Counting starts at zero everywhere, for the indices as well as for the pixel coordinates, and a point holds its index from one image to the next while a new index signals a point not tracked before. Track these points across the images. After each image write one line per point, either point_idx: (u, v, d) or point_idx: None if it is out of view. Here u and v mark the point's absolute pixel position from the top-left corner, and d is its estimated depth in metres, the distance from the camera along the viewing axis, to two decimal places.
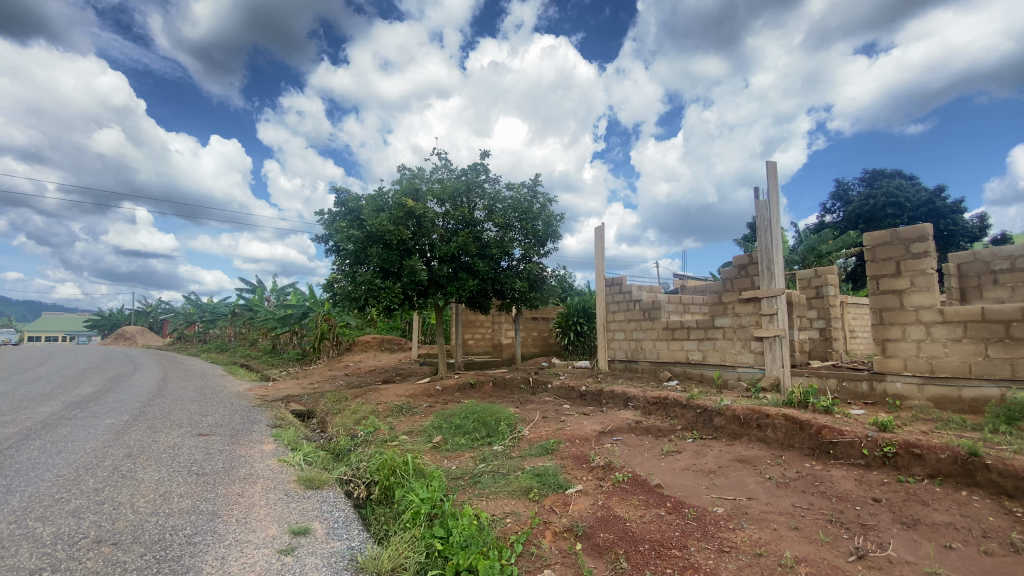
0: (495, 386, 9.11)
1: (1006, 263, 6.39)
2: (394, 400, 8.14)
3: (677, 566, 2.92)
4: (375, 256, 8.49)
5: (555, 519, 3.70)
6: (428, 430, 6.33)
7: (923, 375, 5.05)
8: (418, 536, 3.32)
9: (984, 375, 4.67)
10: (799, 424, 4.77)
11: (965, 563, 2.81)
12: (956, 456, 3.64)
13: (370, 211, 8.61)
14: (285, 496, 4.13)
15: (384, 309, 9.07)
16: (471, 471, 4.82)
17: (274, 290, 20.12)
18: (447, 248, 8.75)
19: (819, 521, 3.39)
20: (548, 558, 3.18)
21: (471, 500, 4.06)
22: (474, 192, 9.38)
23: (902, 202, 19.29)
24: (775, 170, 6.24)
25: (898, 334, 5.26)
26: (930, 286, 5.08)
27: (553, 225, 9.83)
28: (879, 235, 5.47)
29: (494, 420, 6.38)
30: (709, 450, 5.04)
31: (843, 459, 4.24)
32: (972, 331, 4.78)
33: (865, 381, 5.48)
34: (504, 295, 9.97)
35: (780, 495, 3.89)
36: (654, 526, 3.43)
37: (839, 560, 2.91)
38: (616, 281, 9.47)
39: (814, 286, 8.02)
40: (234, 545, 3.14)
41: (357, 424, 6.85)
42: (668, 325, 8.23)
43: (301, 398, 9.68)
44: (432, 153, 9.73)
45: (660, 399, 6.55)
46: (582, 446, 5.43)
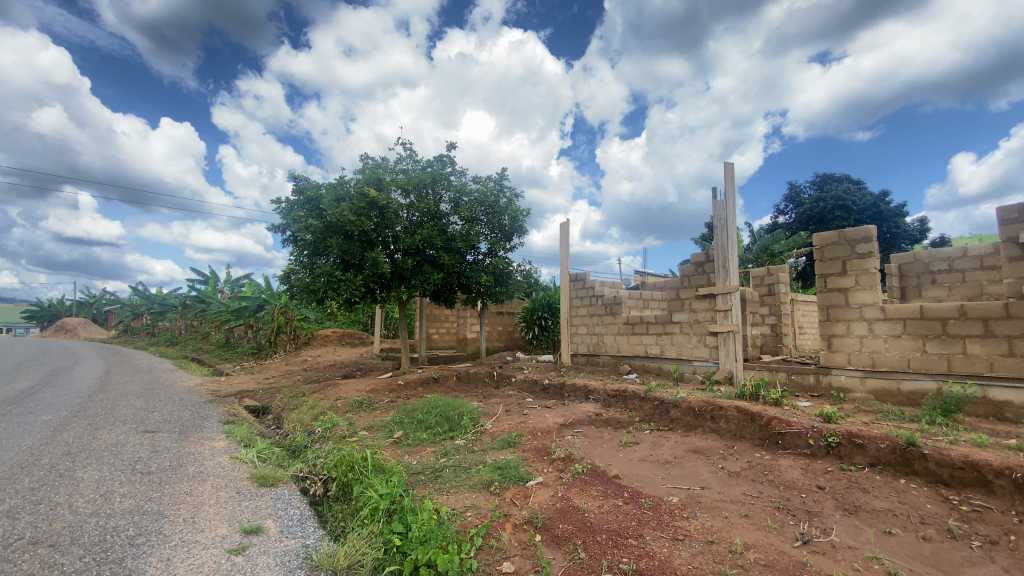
0: (459, 380, 9.06)
1: (944, 264, 6.83)
2: (354, 395, 7.98)
3: (633, 554, 2.98)
4: (336, 247, 8.27)
5: (515, 512, 3.72)
6: (388, 425, 6.23)
7: (865, 369, 5.37)
8: (376, 532, 3.27)
9: (922, 370, 4.97)
10: (750, 416, 4.98)
11: (904, 547, 2.98)
12: (895, 445, 3.85)
13: (330, 200, 8.36)
14: (236, 494, 3.97)
15: (345, 302, 8.85)
16: (433, 466, 4.78)
17: (228, 281, 19.33)
18: (411, 240, 8.61)
19: (768, 508, 3.55)
20: (507, 550, 3.20)
21: (432, 495, 4.03)
22: (440, 184, 9.28)
23: (850, 205, 20.35)
24: (732, 171, 6.45)
25: (843, 330, 5.55)
26: (873, 285, 5.39)
27: (519, 220, 9.84)
28: (827, 235, 5.74)
29: (457, 414, 6.36)
30: (666, 441, 5.18)
31: (790, 448, 4.45)
32: (911, 328, 5.07)
33: (812, 374, 5.77)
34: (469, 289, 9.92)
35: (732, 484, 4.05)
36: (612, 516, 3.50)
37: (786, 545, 3.05)
38: (580, 277, 9.58)
39: (767, 283, 8.37)
40: (182, 546, 3.01)
41: (315, 420, 6.67)
42: (629, 320, 8.40)
43: (256, 393, 9.36)
44: (397, 143, 9.52)
45: (620, 392, 6.69)
46: (544, 438, 5.48)
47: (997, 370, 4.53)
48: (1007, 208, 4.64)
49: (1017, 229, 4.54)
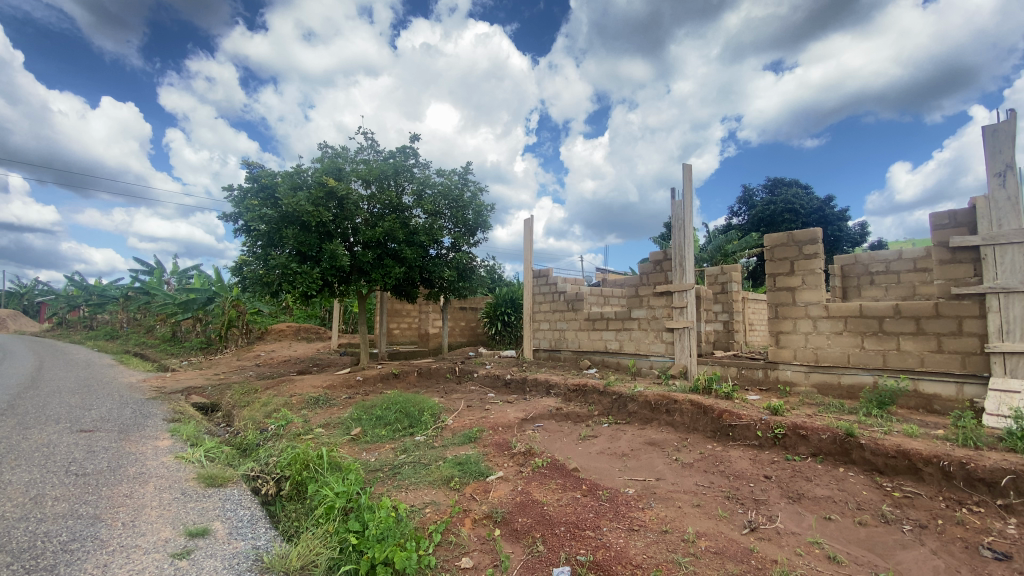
0: (420, 375, 8.96)
1: (881, 266, 7.27)
2: (310, 391, 7.73)
3: (590, 545, 3.03)
4: (291, 237, 7.98)
5: (475, 507, 3.71)
6: (346, 422, 6.07)
7: (809, 363, 5.66)
8: (331, 532, 3.18)
9: (861, 364, 5.28)
10: (703, 409, 5.15)
11: (842, 532, 3.17)
12: (835, 436, 4.08)
13: (286, 189, 8.05)
14: (181, 496, 3.78)
15: (301, 295, 8.56)
16: (391, 463, 4.69)
17: (175, 272, 18.34)
18: (372, 232, 8.40)
19: (718, 497, 3.69)
20: (466, 545, 3.19)
21: (390, 492, 3.96)
22: (403, 176, 9.11)
23: (798, 208, 21.36)
24: (690, 172, 6.63)
25: (790, 327, 5.83)
26: (818, 285, 5.67)
27: (483, 215, 9.79)
28: (777, 236, 6.00)
29: (417, 410, 6.28)
30: (623, 434, 5.31)
31: (740, 440, 4.64)
32: (852, 325, 5.37)
33: (761, 369, 6.05)
34: (432, 284, 9.80)
35: (685, 474, 4.19)
36: (570, 509, 3.55)
37: (735, 533, 3.18)
38: (543, 273, 9.64)
39: (720, 281, 8.68)
40: (121, 551, 2.83)
41: (268, 417, 6.44)
42: (590, 316, 8.53)
43: (205, 390, 8.93)
44: (357, 132, 9.25)
45: (580, 386, 6.80)
46: (505, 433, 5.49)
47: (927, 365, 4.85)
48: (939, 214, 4.96)
49: (947, 234, 4.87)
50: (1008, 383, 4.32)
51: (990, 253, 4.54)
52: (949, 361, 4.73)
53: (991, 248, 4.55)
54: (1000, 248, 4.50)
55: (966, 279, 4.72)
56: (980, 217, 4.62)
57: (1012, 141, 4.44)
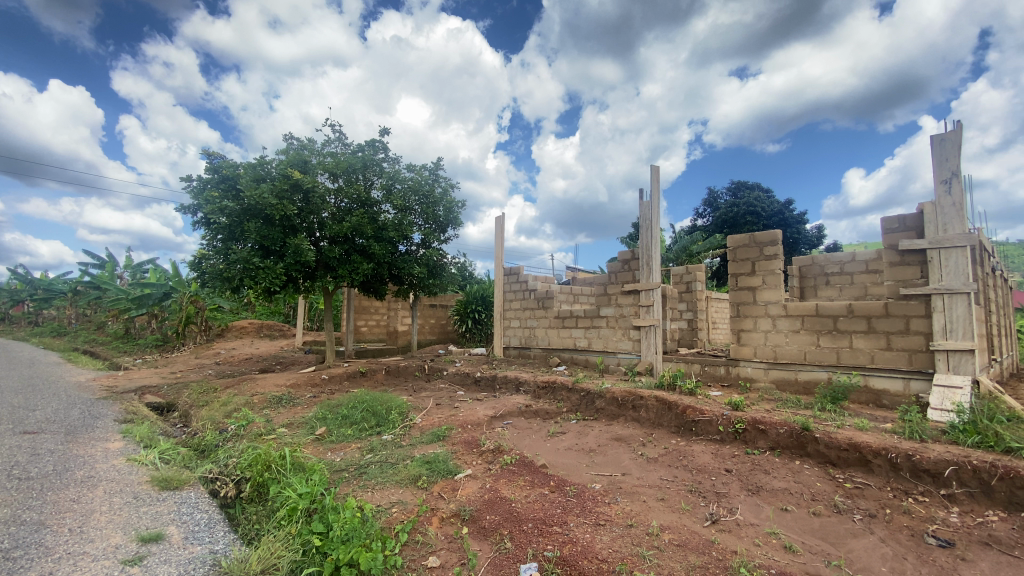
0: (388, 373, 8.83)
1: (836, 267, 7.60)
2: (273, 390, 7.50)
3: (557, 541, 3.05)
4: (253, 231, 7.72)
5: (442, 505, 3.68)
6: (310, 422, 5.92)
7: (768, 360, 5.87)
8: (294, 534, 3.10)
9: (816, 362, 5.51)
10: (667, 405, 5.28)
11: (798, 522, 3.29)
12: (792, 430, 4.24)
13: (249, 181, 7.76)
14: (132, 500, 3.60)
15: (264, 291, 8.29)
16: (357, 462, 4.60)
17: (129, 266, 17.49)
18: (339, 227, 8.24)
19: (682, 491, 3.79)
20: (433, 544, 3.16)
21: (355, 492, 3.89)
22: (371, 170, 8.94)
23: (759, 211, 22.09)
24: (658, 173, 6.76)
25: (751, 325, 6.04)
26: (777, 285, 5.87)
27: (454, 211, 9.72)
28: (740, 237, 6.19)
29: (385, 409, 6.18)
30: (591, 431, 5.37)
31: (702, 434, 4.77)
32: (808, 324, 5.59)
33: (723, 366, 6.24)
34: (402, 280, 9.66)
35: (650, 469, 4.27)
36: (538, 505, 3.57)
37: (697, 525, 3.27)
38: (514, 270, 9.64)
39: (685, 281, 8.89)
40: (67, 558, 2.68)
41: (228, 417, 6.21)
42: (559, 314, 8.59)
43: (160, 389, 8.55)
44: (325, 123, 9.02)
45: (549, 383, 6.84)
46: (474, 431, 5.47)
47: (877, 362, 5.10)
48: (890, 218, 5.22)
49: (897, 237, 5.13)
50: (950, 378, 4.58)
51: (936, 256, 4.81)
52: (897, 358, 4.99)
53: (937, 251, 4.82)
54: (945, 251, 4.77)
55: (914, 280, 4.98)
56: (927, 222, 4.89)
57: (957, 150, 4.71)
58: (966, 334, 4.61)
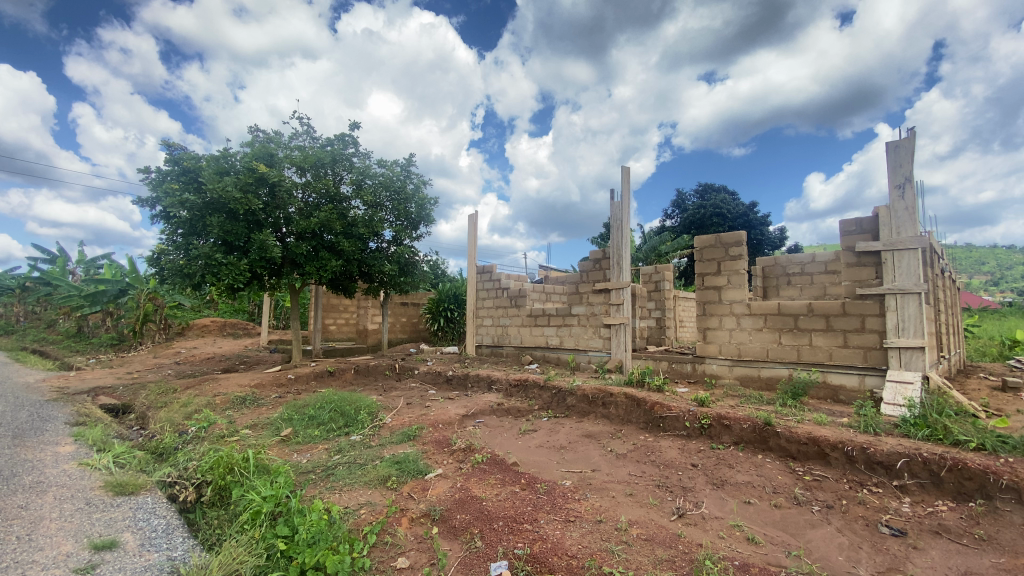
0: (357, 373, 8.68)
1: (798, 268, 7.86)
2: (236, 391, 7.27)
3: (528, 538, 3.05)
4: (216, 225, 7.45)
5: (412, 506, 3.64)
6: (275, 423, 5.75)
7: (733, 358, 6.04)
8: (257, 538, 3.01)
9: (778, 359, 5.69)
10: (637, 401, 5.36)
11: (760, 514, 3.40)
12: (755, 425, 4.37)
13: (211, 173, 7.48)
14: (84, 506, 3.42)
15: (227, 288, 8.02)
16: (325, 463, 4.51)
17: (82, 260, 16.64)
18: (307, 223, 8.03)
19: (650, 486, 3.86)
20: (403, 545, 3.12)
21: (323, 494, 3.80)
22: (341, 164, 8.74)
23: (725, 213, 22.68)
24: (628, 173, 6.85)
25: (716, 324, 6.19)
26: (742, 284, 6.04)
27: (426, 209, 9.63)
28: (707, 238, 6.33)
29: (354, 409, 6.07)
30: (561, 428, 5.41)
31: (670, 430, 4.88)
32: (771, 322, 5.77)
33: (689, 363, 6.39)
34: (372, 278, 9.51)
35: (619, 465, 4.34)
36: (509, 503, 3.57)
37: (665, 520, 3.33)
38: (486, 269, 9.62)
39: (654, 280, 9.06)
40: (12, 569, 2.53)
41: (188, 419, 5.98)
42: (531, 312, 8.62)
43: (116, 390, 8.18)
44: (292, 116, 8.77)
45: (521, 381, 6.85)
46: (445, 430, 5.44)
47: (834, 359, 5.31)
48: (848, 221, 5.44)
49: (854, 239, 5.36)
50: (902, 374, 4.81)
51: (890, 258, 5.03)
52: (853, 355, 5.20)
53: (891, 253, 5.04)
54: (898, 254, 5.00)
55: (869, 281, 5.20)
56: (882, 225, 5.11)
57: (910, 157, 4.94)
58: (916, 333, 4.84)
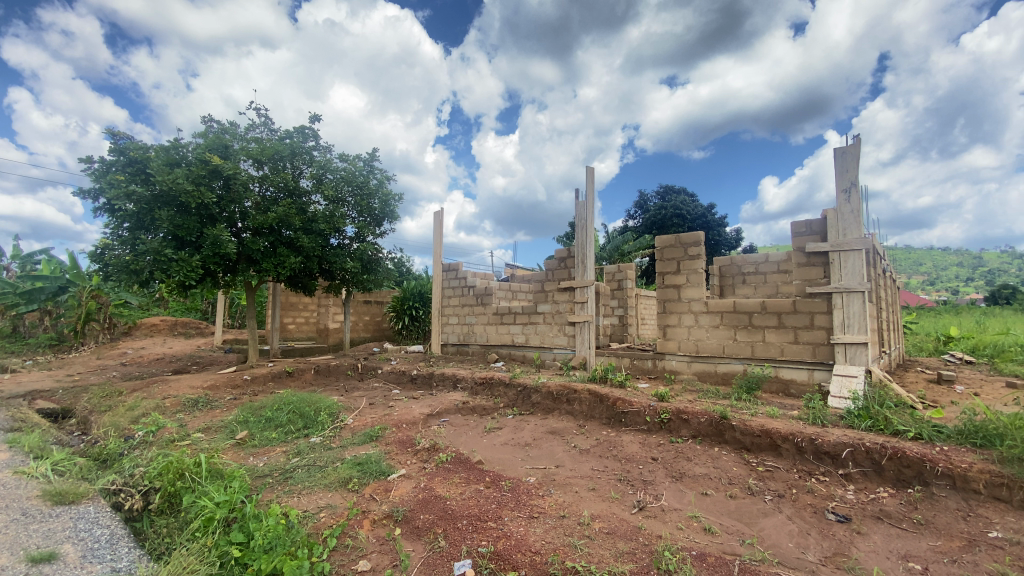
0: (317, 373, 8.47)
1: (752, 267, 8.18)
2: (187, 393, 6.96)
3: (492, 536, 3.05)
4: (165, 219, 7.08)
5: (374, 507, 3.57)
6: (229, 426, 5.54)
7: (691, 354, 6.22)
8: (210, 546, 2.90)
9: (733, 355, 5.90)
10: (600, 397, 5.46)
11: (717, 505, 3.52)
12: (712, 419, 4.52)
13: (160, 164, 7.11)
14: (19, 517, 3.19)
15: (178, 285, 7.65)
16: (283, 467, 4.36)
17: (15, 255, 15.48)
18: (263, 218, 7.76)
19: (612, 480, 3.93)
20: (364, 548, 3.06)
21: (280, 498, 3.67)
22: (300, 158, 8.49)
23: (685, 214, 23.31)
24: (592, 173, 6.95)
25: (676, 321, 6.37)
26: (700, 283, 6.23)
27: (390, 205, 9.49)
28: (667, 238, 6.49)
29: (313, 411, 5.91)
30: (526, 425, 5.45)
31: (631, 425, 4.99)
32: (726, 319, 5.98)
33: (650, 359, 6.56)
34: (333, 276, 9.28)
35: (582, 460, 4.40)
36: (473, 502, 3.56)
37: (626, 513, 3.40)
38: (452, 266, 9.54)
39: (617, 278, 9.22)
40: None
41: (135, 423, 5.67)
42: (497, 310, 8.61)
43: (55, 393, 7.68)
44: (248, 107, 8.44)
45: (486, 379, 6.85)
46: (409, 430, 5.37)
47: (786, 355, 5.55)
48: (799, 223, 5.70)
49: (804, 240, 5.62)
50: (847, 368, 5.07)
51: (837, 258, 5.30)
52: (803, 350, 5.44)
53: (838, 253, 5.31)
54: (844, 254, 5.27)
55: (818, 280, 5.46)
56: (830, 227, 5.38)
57: (855, 162, 5.21)
58: (860, 329, 5.11)
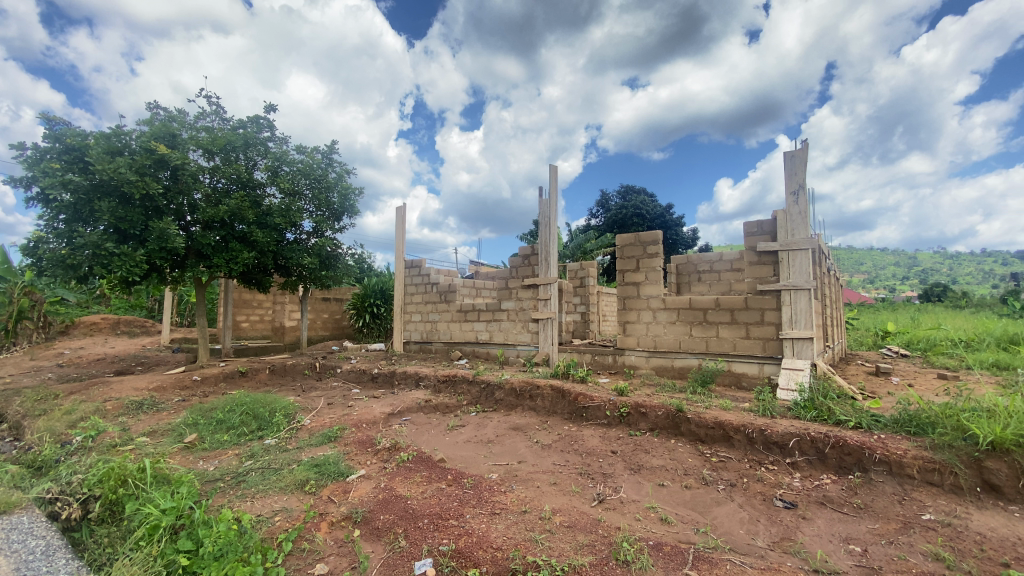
0: (273, 373, 8.20)
1: (707, 265, 8.46)
2: (131, 394, 6.59)
3: (453, 534, 3.04)
4: (106, 211, 6.66)
5: (332, 509, 3.49)
6: (177, 429, 5.29)
7: (649, 349, 6.39)
8: (155, 555, 2.75)
9: (689, 350, 6.09)
10: (562, 393, 5.53)
11: (673, 495, 3.64)
12: (668, 412, 4.67)
13: (100, 152, 6.66)
14: None
15: (120, 281, 7.22)
16: (235, 470, 4.20)
17: None
18: (214, 211, 7.43)
19: (573, 474, 3.99)
20: (322, 551, 2.98)
21: (232, 503, 3.54)
22: (254, 149, 8.16)
23: (645, 214, 23.85)
24: (555, 172, 7.01)
25: (635, 317, 6.53)
26: (657, 280, 6.40)
27: (350, 199, 9.29)
28: (627, 236, 6.62)
29: (268, 411, 5.72)
30: (489, 421, 5.46)
31: (592, 419, 5.09)
32: (682, 315, 6.16)
33: (610, 355, 6.70)
34: (290, 272, 8.99)
35: (544, 455, 4.45)
36: (434, 500, 3.53)
37: (586, 506, 3.46)
38: (415, 263, 9.42)
39: (579, 276, 9.36)
40: None
41: (73, 428, 5.31)
42: (461, 307, 8.57)
43: None
44: (198, 94, 8.03)
45: (449, 377, 6.81)
46: (369, 430, 5.27)
47: (738, 349, 5.78)
48: (751, 223, 5.95)
49: (756, 239, 5.86)
50: (794, 362, 5.33)
51: (785, 258, 5.55)
52: (754, 345, 5.68)
53: (786, 253, 5.56)
54: (792, 254, 5.52)
55: (768, 278, 5.71)
56: (780, 227, 5.62)
57: (803, 166, 5.47)
58: (806, 324, 5.38)
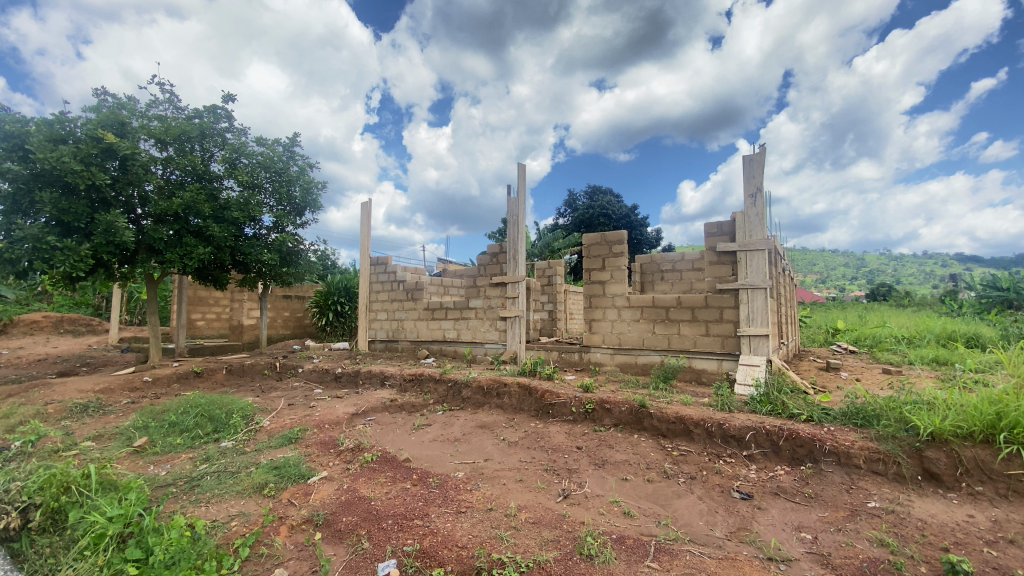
0: (230, 373, 7.91)
1: (670, 265, 8.67)
2: (75, 397, 6.23)
3: (418, 534, 3.02)
4: (48, 202, 6.25)
5: (292, 513, 3.40)
6: (125, 432, 5.03)
7: (614, 347, 6.50)
8: (100, 565, 2.61)
9: (652, 347, 6.23)
10: (528, 390, 5.57)
11: (636, 489, 3.72)
12: (631, 407, 4.77)
13: (42, 140, 6.26)
14: None
15: (64, 276, 6.81)
16: (189, 474, 4.03)
17: None
18: (167, 204, 7.09)
19: (539, 471, 4.02)
20: (281, 555, 2.90)
21: (185, 509, 3.40)
22: (210, 140, 7.85)
23: (611, 214, 24.23)
24: (523, 170, 7.03)
25: (600, 315, 6.62)
26: (623, 279, 6.51)
27: (312, 194, 9.06)
28: (593, 235, 6.71)
29: (225, 413, 5.52)
30: (456, 420, 5.44)
31: (557, 416, 5.14)
32: (646, 313, 6.29)
33: (577, 352, 6.80)
34: (249, 268, 8.69)
35: (510, 452, 4.46)
36: (398, 500, 3.49)
37: (550, 501, 3.50)
38: (381, 260, 9.26)
39: (546, 274, 9.42)
40: None
41: (10, 433, 4.98)
42: (429, 305, 8.49)
43: None
44: (149, 81, 7.65)
45: (416, 375, 6.73)
46: (331, 431, 5.16)
47: (698, 346, 5.94)
48: (711, 224, 6.13)
49: (716, 240, 6.05)
50: (751, 358, 5.53)
51: (743, 258, 5.75)
52: (714, 342, 5.86)
53: (744, 253, 5.75)
54: (749, 254, 5.72)
55: (727, 278, 5.89)
56: (739, 228, 5.81)
57: (761, 170, 5.67)
58: (762, 322, 5.58)
